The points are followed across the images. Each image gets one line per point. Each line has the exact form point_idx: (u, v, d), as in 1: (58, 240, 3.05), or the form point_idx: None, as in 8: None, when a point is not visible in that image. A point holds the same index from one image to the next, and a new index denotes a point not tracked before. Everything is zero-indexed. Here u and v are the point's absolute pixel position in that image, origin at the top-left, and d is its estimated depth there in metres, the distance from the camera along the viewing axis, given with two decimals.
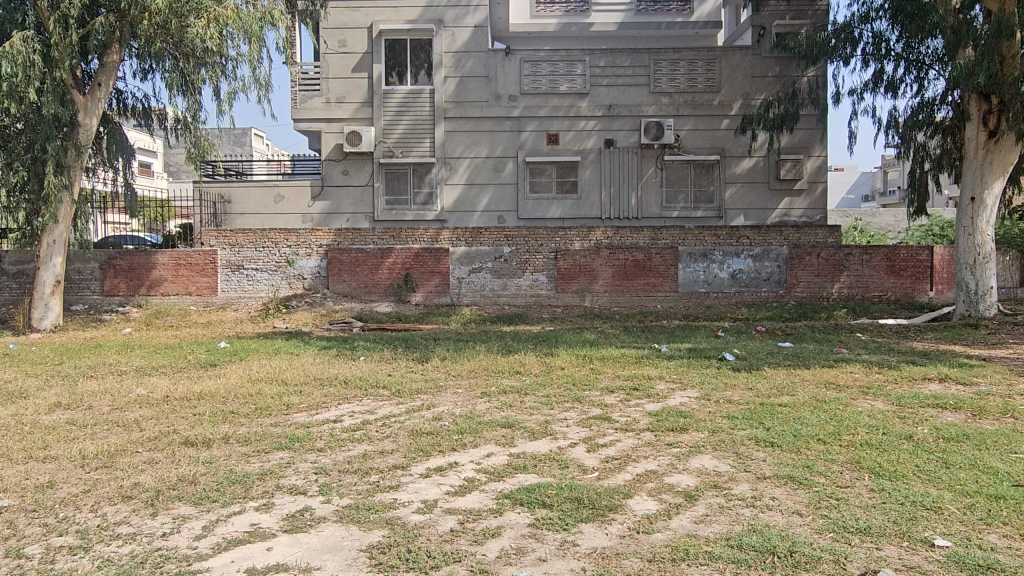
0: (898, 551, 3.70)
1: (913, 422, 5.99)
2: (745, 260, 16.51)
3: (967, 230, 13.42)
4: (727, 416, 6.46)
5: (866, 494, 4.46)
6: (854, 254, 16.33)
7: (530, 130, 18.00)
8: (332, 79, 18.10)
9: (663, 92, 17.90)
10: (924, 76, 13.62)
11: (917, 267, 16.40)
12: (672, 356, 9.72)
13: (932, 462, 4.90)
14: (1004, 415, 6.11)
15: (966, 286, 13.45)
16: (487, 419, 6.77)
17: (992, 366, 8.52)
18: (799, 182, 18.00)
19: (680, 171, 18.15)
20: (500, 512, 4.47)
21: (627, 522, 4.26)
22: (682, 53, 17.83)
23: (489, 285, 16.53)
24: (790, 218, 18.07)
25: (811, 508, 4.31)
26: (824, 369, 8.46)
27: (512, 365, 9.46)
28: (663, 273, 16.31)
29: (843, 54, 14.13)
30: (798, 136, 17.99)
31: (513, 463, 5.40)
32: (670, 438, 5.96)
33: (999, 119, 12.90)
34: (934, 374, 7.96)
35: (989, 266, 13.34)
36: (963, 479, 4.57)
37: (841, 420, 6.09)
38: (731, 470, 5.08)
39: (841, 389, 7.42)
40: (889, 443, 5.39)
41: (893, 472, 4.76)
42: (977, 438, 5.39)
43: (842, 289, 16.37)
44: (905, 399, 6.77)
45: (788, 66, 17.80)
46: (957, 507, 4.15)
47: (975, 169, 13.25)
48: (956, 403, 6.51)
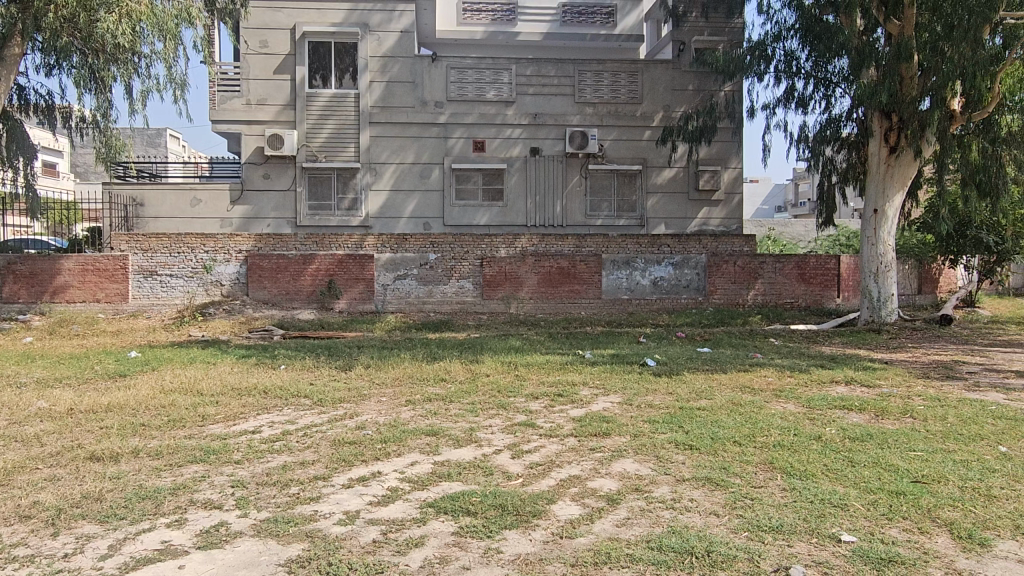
0: (808, 547, 3.86)
1: (822, 422, 6.27)
2: (666, 267, 16.95)
3: (871, 240, 14.16)
4: (649, 420, 6.60)
5: (778, 493, 4.63)
6: (768, 263, 17.02)
7: (457, 137, 17.98)
8: (253, 80, 17.63)
9: (587, 103, 18.21)
10: (831, 94, 14.32)
11: (826, 275, 17.22)
12: (596, 362, 9.87)
13: (839, 461, 5.14)
14: (903, 415, 6.45)
15: (869, 293, 14.22)
16: (412, 427, 6.69)
17: (892, 368, 9.02)
18: (717, 193, 18.60)
19: (604, 180, 18.48)
20: (424, 520, 4.42)
21: (551, 527, 4.28)
22: (606, 65, 18.19)
23: (414, 292, 16.38)
24: (708, 227, 18.65)
25: (727, 508, 4.44)
26: (739, 373, 8.76)
27: (437, 372, 9.39)
28: (587, 280, 16.54)
29: (758, 70, 14.70)
30: (716, 148, 18.62)
31: (437, 471, 5.35)
32: (594, 443, 6.04)
33: (899, 136, 13.69)
34: (841, 377, 8.35)
35: (891, 274, 14.13)
36: (867, 476, 4.80)
37: (755, 422, 6.31)
38: (652, 473, 5.19)
39: (755, 392, 7.70)
40: (800, 443, 5.63)
41: (804, 471, 4.96)
42: (880, 437, 5.68)
43: (756, 295, 17.02)
44: (815, 401, 7.07)
45: (706, 81, 18.44)
46: (862, 504, 4.35)
47: (878, 182, 14.00)
48: (861, 404, 6.85)
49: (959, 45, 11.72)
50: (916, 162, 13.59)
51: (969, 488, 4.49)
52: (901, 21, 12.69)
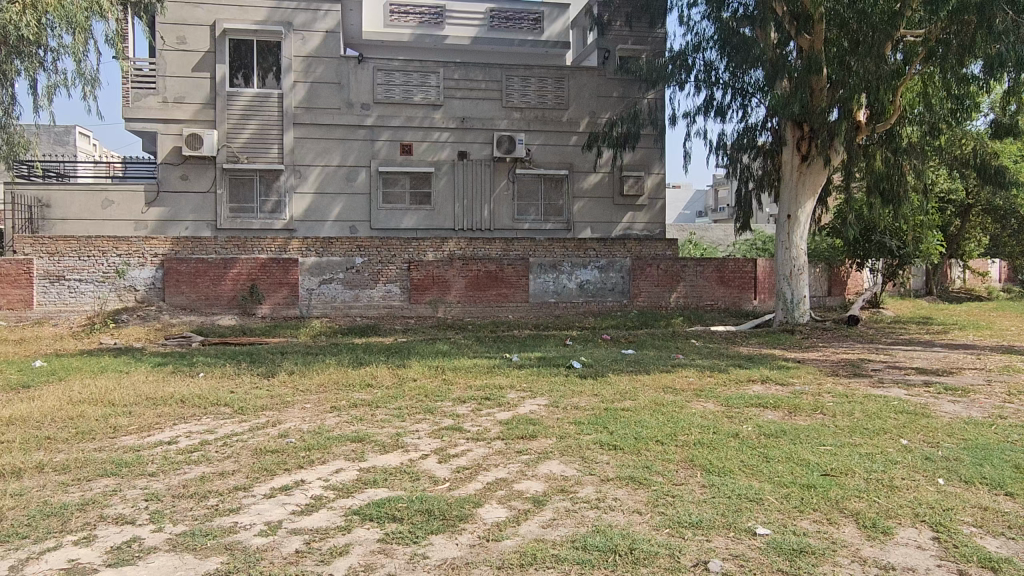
0: (725, 541, 3.98)
1: (739, 420, 6.50)
2: (592, 271, 17.23)
3: (784, 244, 14.77)
4: (574, 422, 6.69)
5: (697, 490, 4.77)
6: (689, 266, 17.52)
7: (383, 140, 17.80)
8: (169, 78, 16.99)
9: (514, 108, 18.34)
10: (747, 104, 14.86)
11: (744, 278, 17.88)
12: (523, 365, 9.94)
13: (754, 457, 5.33)
14: (814, 412, 6.76)
15: (783, 295, 14.85)
16: (337, 434, 6.58)
17: (804, 367, 9.42)
18: (640, 198, 19.02)
19: (531, 184, 18.63)
20: (349, 528, 4.35)
21: (477, 531, 4.29)
22: (533, 70, 18.37)
23: (340, 296, 16.10)
24: (633, 232, 19.05)
25: (649, 506, 4.55)
26: (662, 373, 8.98)
27: (363, 378, 9.25)
28: (515, 284, 16.63)
29: (679, 80, 15.12)
30: (639, 154, 19.05)
31: (362, 478, 5.28)
32: (520, 445, 6.08)
33: (810, 145, 14.33)
34: (757, 376, 8.68)
35: (803, 277, 14.77)
36: (781, 471, 4.99)
37: (677, 421, 6.49)
38: (577, 473, 5.26)
39: (677, 392, 7.91)
40: (719, 440, 5.81)
41: (722, 468, 5.11)
42: (792, 433, 5.92)
43: (678, 298, 17.50)
44: (732, 399, 7.32)
45: (630, 89, 18.85)
46: (775, 497, 4.53)
47: (791, 189, 14.61)
48: (775, 402, 7.14)
49: (864, 60, 12.35)
50: (826, 171, 14.25)
51: (873, 480, 4.74)
52: (812, 35, 13.28)
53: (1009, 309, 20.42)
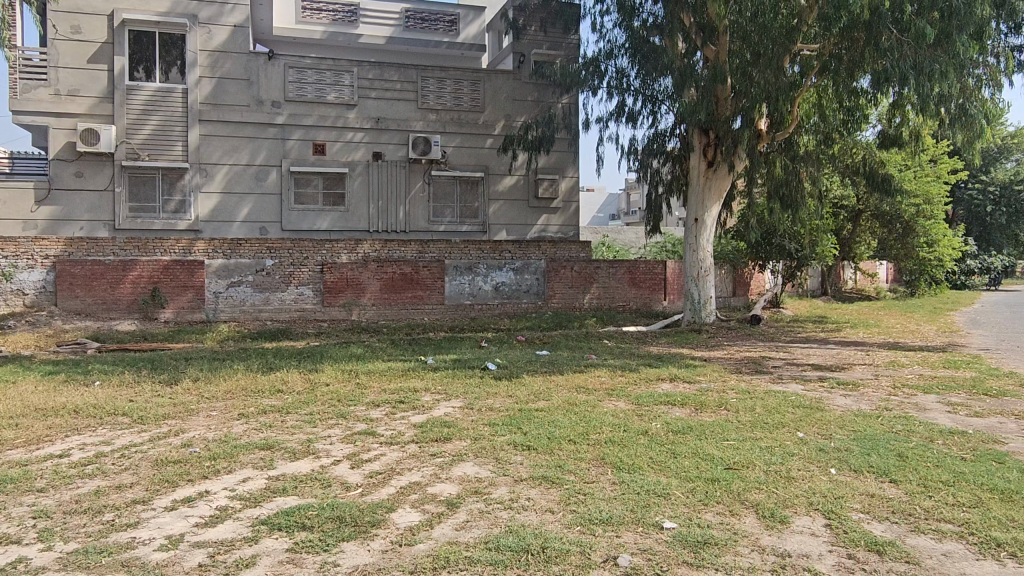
0: (634, 536, 4.08)
1: (648, 418, 6.68)
2: (507, 273, 17.34)
3: (692, 247, 15.29)
4: (489, 423, 6.71)
5: (608, 487, 4.87)
6: (602, 268, 17.89)
7: (295, 139, 17.35)
8: (62, 69, 16.04)
9: (430, 109, 18.24)
10: (657, 111, 15.30)
11: (653, 279, 18.42)
12: (438, 368, 9.90)
13: (663, 454, 5.49)
14: (719, 408, 7.02)
15: (691, 296, 15.38)
16: (244, 441, 6.36)
17: (710, 365, 9.79)
18: (555, 201, 19.27)
19: (447, 186, 18.57)
20: (256, 539, 4.21)
21: (389, 536, 4.23)
22: (449, 72, 18.33)
23: (249, 300, 15.58)
24: (547, 234, 19.29)
25: (562, 504, 4.61)
26: (575, 374, 9.12)
27: (272, 383, 8.97)
28: (430, 286, 16.54)
29: (592, 85, 15.41)
30: (554, 158, 19.30)
31: (271, 487, 5.12)
32: (435, 448, 6.05)
33: (716, 152, 14.89)
34: (666, 374, 8.94)
35: (709, 278, 15.35)
36: (687, 466, 5.16)
37: (589, 420, 6.60)
38: (491, 475, 5.27)
39: (590, 391, 8.06)
40: (629, 438, 5.96)
41: (632, 465, 5.25)
42: (699, 429, 6.13)
43: (592, 299, 17.84)
44: (642, 398, 7.51)
45: (545, 93, 19.08)
46: (682, 492, 4.68)
47: (698, 193, 15.15)
48: (682, 399, 7.38)
49: (765, 72, 12.94)
50: (730, 176, 14.85)
51: (772, 471, 4.96)
52: (717, 46, 13.82)
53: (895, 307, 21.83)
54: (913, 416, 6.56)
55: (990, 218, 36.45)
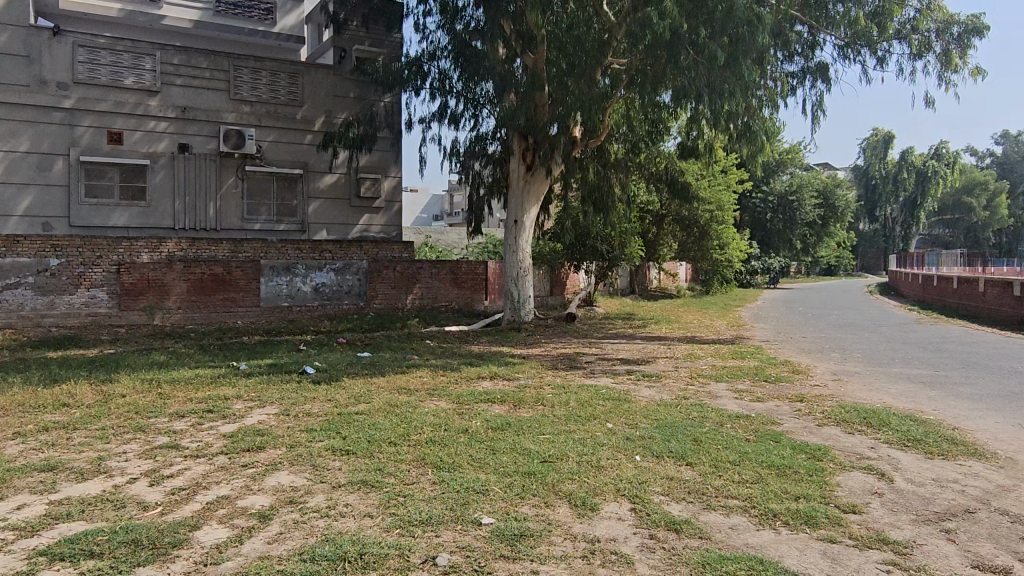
0: (452, 535, 4.10)
1: (469, 416, 6.76)
2: (327, 273, 16.83)
3: (512, 248, 15.70)
4: (305, 429, 6.46)
5: (428, 487, 4.86)
6: (425, 268, 17.91)
7: (86, 126, 15.67)
8: None
9: (243, 101, 17.25)
10: (479, 114, 15.52)
11: (475, 279, 18.73)
12: (251, 373, 9.37)
13: (482, 451, 5.58)
14: (536, 403, 7.27)
15: (511, 295, 15.81)
16: (20, 464, 5.62)
17: (529, 362, 10.12)
18: (377, 201, 18.96)
19: (262, 183, 17.65)
20: (32, 572, 3.73)
21: (193, 557, 3.93)
22: (264, 63, 17.44)
23: (29, 304, 13.83)
24: (369, 234, 18.94)
25: (381, 508, 4.53)
26: (396, 375, 9.02)
27: (57, 397, 8.02)
28: (244, 288, 15.64)
29: (415, 85, 15.30)
30: (376, 157, 19.00)
31: (52, 513, 4.56)
32: (246, 459, 5.71)
33: (534, 156, 15.41)
34: (487, 372, 9.12)
35: (527, 278, 15.85)
36: (505, 461, 5.29)
37: (409, 421, 6.56)
38: (307, 483, 5.07)
39: (411, 392, 8.02)
40: (449, 437, 5.99)
41: (451, 464, 5.28)
42: (517, 425, 6.30)
43: (414, 300, 17.79)
44: (463, 396, 7.60)
45: (367, 91, 18.73)
46: (500, 487, 4.78)
47: (517, 196, 15.58)
48: (501, 396, 7.55)
49: (579, 81, 13.59)
50: (547, 180, 15.44)
51: (584, 462, 5.21)
52: (535, 54, 14.30)
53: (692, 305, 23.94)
54: (706, 403, 7.20)
55: (769, 223, 40.99)
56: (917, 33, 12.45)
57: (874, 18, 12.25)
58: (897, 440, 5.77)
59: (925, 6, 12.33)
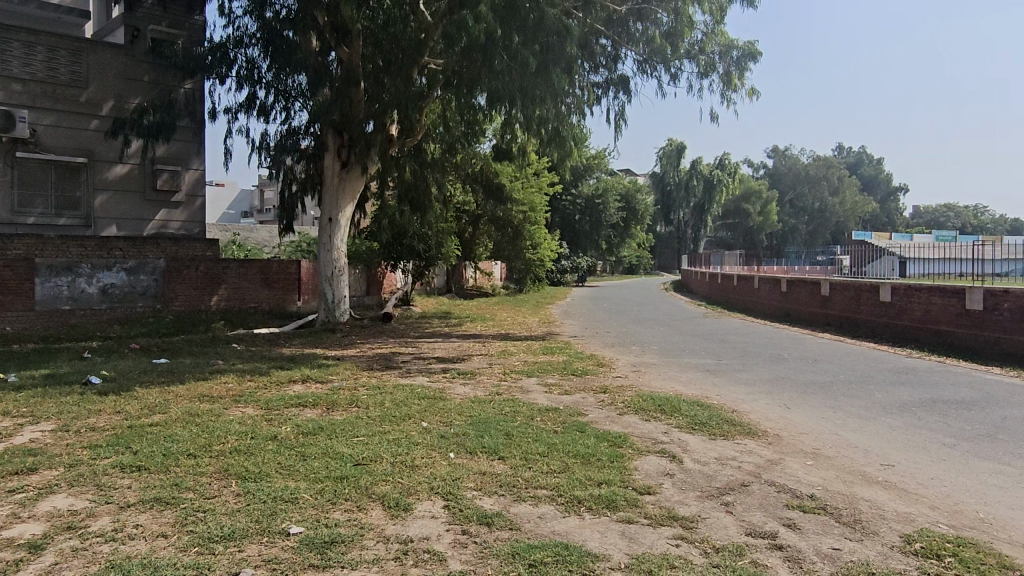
0: (257, 548, 3.89)
1: (278, 422, 6.46)
2: (118, 273, 15.31)
3: (326, 247, 15.21)
4: (88, 446, 5.82)
5: (231, 500, 4.58)
6: (231, 268, 16.88)
7: None
8: None
9: (12, 78, 15.19)
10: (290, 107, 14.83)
11: (286, 279, 17.96)
12: (21, 386, 8.27)
13: (291, 457, 5.36)
14: (349, 405, 7.11)
15: (324, 296, 15.34)
16: None
17: (343, 363, 9.87)
18: (177, 195, 17.56)
19: (38, 171, 15.66)
20: None
21: None
22: (39, 37, 15.49)
23: None
24: (168, 231, 17.48)
25: (176, 526, 4.19)
26: (197, 383, 8.38)
27: None
28: (14, 290, 13.79)
29: (219, 73, 14.24)
30: (175, 147, 17.57)
31: None
32: (13, 484, 5.02)
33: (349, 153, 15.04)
34: (298, 376, 8.75)
35: (342, 277, 15.47)
36: (316, 467, 5.11)
37: (211, 431, 6.14)
38: (89, 505, 4.57)
39: (213, 399, 7.50)
40: (255, 445, 5.68)
41: (258, 473, 5.01)
42: (329, 428, 6.12)
43: (219, 301, 16.69)
44: (272, 402, 7.24)
45: (164, 75, 17.27)
46: (310, 494, 4.61)
47: (331, 194, 15.14)
48: (313, 400, 7.29)
49: (395, 79, 13.44)
50: (362, 178, 15.16)
51: (398, 462, 5.16)
52: (350, 49, 13.93)
53: (501, 305, 23.64)
54: (517, 398, 7.43)
55: (578, 225, 43.18)
56: (703, 53, 13.69)
57: (668, 38, 13.26)
58: (686, 425, 6.30)
59: (710, 30, 13.52)
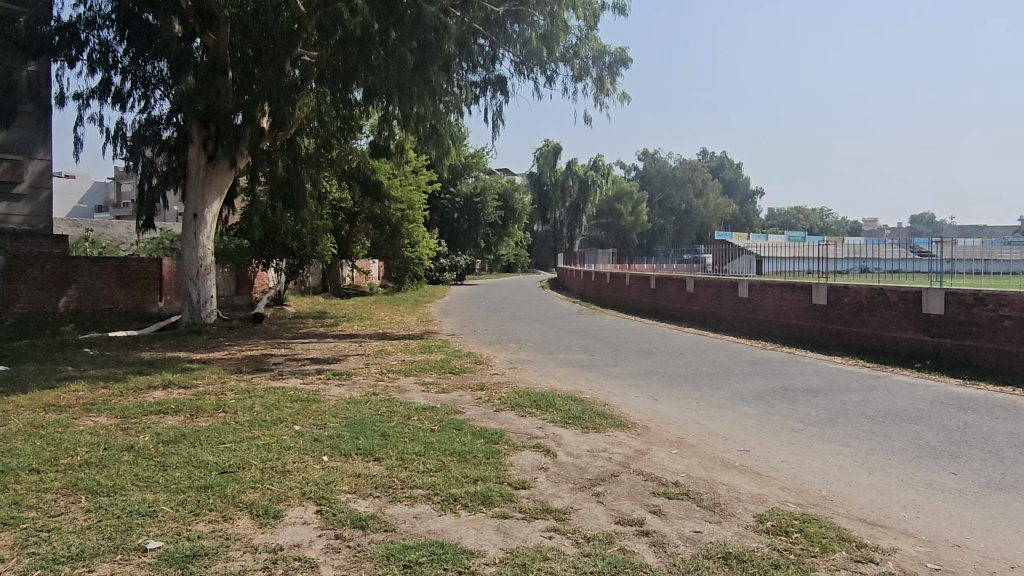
0: (110, 567, 3.61)
1: (135, 431, 6.04)
2: None
3: (191, 243, 14.37)
4: None
5: (80, 517, 4.23)
6: (83, 266, 15.63)
7: None
8: None
9: None
10: (150, 95, 13.92)
11: (147, 279, 16.85)
12: None
13: (150, 468, 5.03)
14: (216, 411, 6.76)
15: (189, 296, 14.52)
16: None
17: (209, 367, 9.38)
18: (19, 187, 16.04)
19: None
20: None
21: None
22: None
23: None
24: (8, 225, 15.93)
25: (15, 549, 3.82)
26: (41, 392, 7.68)
27: None
28: None
29: (68, 55, 13.10)
30: (16, 134, 16.04)
31: None
32: None
33: (216, 146, 14.30)
34: (159, 382, 8.21)
35: (209, 276, 14.70)
36: (178, 477, 4.82)
37: (58, 443, 5.65)
38: None
39: (61, 410, 6.91)
40: (109, 457, 5.28)
41: (112, 487, 4.67)
42: (192, 436, 5.79)
43: (69, 302, 15.40)
44: (129, 410, 6.76)
45: None
46: (170, 506, 4.34)
47: (196, 188, 14.36)
48: (176, 407, 6.88)
49: (266, 70, 12.86)
50: (231, 172, 14.49)
51: (267, 468, 4.96)
52: (217, 36, 13.22)
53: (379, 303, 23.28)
54: (394, 398, 7.34)
55: (456, 224, 43.27)
56: (578, 57, 14.01)
57: (544, 40, 13.56)
58: (560, 419, 6.45)
59: (584, 35, 13.93)
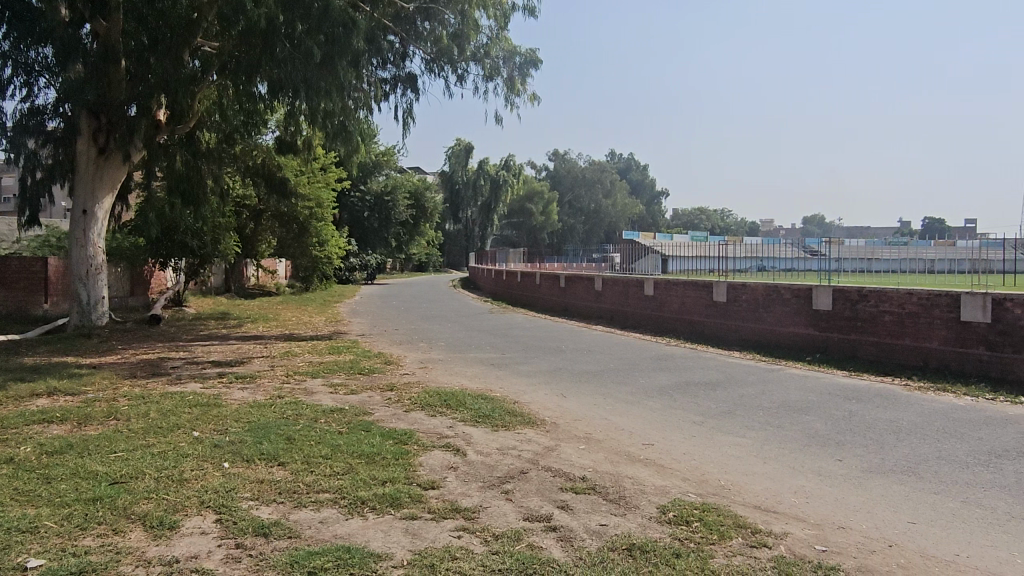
0: None
1: (15, 443, 5.62)
2: None
3: (79, 242, 13.57)
4: None
5: None
6: None
7: None
8: None
9: None
10: (34, 82, 13.12)
11: (30, 279, 15.78)
12: None
13: (31, 481, 4.69)
14: (107, 419, 6.39)
15: (78, 297, 13.72)
16: None
17: (100, 372, 8.85)
18: None
19: None
20: None
21: None
22: None
23: None
24: None
25: None
26: None
27: None
28: None
29: None
30: None
31: None
32: None
33: (108, 138, 13.52)
34: (42, 389, 7.68)
35: (100, 276, 13.94)
36: (63, 490, 4.52)
37: None
38: None
39: None
40: None
41: None
42: (80, 446, 5.45)
43: None
44: (8, 420, 6.29)
45: None
46: (54, 521, 4.06)
47: (86, 182, 13.56)
48: (62, 415, 6.45)
49: (163, 60, 12.11)
50: (124, 166, 13.78)
51: (163, 477, 4.73)
52: (109, 23, 12.46)
53: (286, 304, 22.64)
54: (300, 400, 7.14)
55: (366, 222, 42.62)
56: (488, 57, 14.03)
57: (455, 39, 13.52)
58: (470, 418, 6.46)
59: (494, 35, 13.99)
